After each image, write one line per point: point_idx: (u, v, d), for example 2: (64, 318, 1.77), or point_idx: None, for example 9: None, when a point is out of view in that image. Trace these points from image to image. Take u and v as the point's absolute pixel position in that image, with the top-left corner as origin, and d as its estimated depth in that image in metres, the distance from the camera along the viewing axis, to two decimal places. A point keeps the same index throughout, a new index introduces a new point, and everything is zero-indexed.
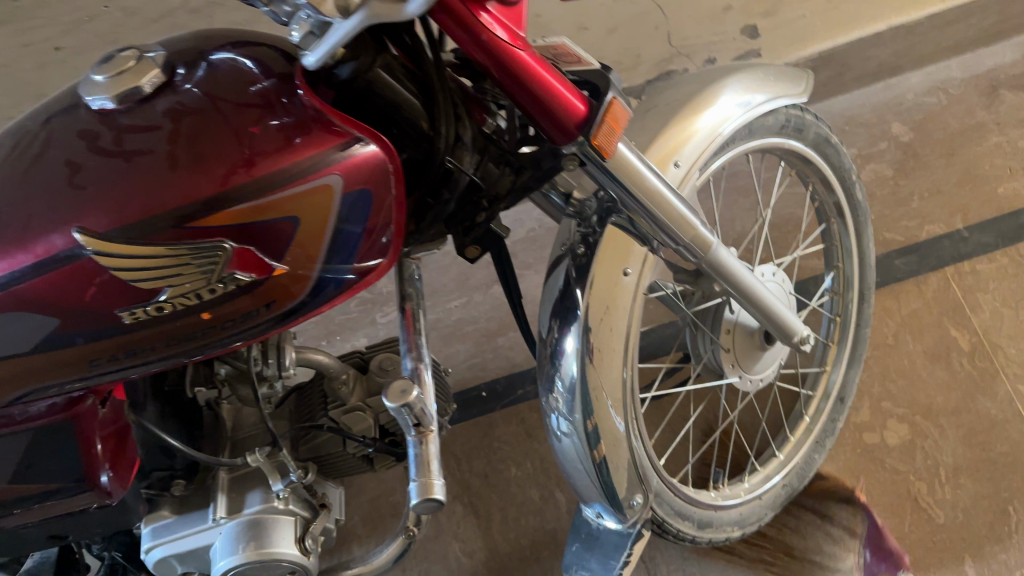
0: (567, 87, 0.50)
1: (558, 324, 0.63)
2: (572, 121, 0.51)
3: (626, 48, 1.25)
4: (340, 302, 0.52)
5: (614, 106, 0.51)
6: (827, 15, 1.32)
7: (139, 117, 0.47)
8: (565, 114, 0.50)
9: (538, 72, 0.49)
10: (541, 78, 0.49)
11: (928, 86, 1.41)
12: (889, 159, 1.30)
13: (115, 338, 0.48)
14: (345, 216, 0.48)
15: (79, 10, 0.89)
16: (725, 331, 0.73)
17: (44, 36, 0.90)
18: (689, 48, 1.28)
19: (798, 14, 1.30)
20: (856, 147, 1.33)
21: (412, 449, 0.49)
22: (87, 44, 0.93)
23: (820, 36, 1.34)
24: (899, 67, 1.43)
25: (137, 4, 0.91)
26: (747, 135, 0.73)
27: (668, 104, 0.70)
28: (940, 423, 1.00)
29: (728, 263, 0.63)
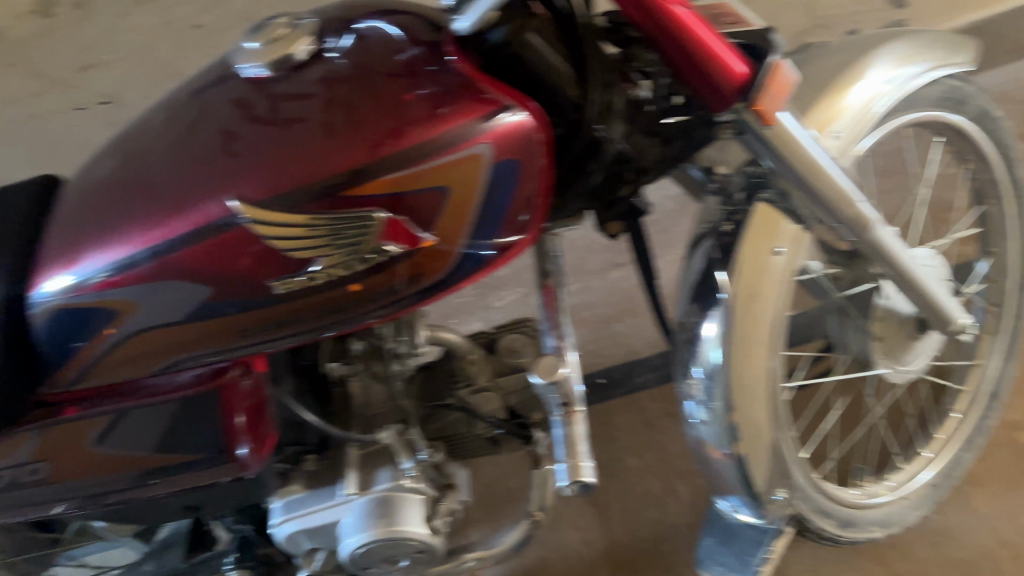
0: (727, 48, 0.47)
1: (698, 308, 0.59)
2: (730, 86, 0.47)
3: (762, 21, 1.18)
4: (479, 279, 0.50)
5: (776, 71, 0.47)
6: None
7: (292, 85, 0.47)
8: (723, 76, 0.47)
9: (696, 32, 0.46)
10: (699, 39, 0.46)
11: None
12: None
13: (265, 309, 0.48)
14: (493, 188, 0.46)
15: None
16: (878, 318, 0.68)
17: (185, 14, 0.93)
18: (827, 19, 1.20)
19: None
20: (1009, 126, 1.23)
21: (559, 430, 0.47)
22: (227, 22, 0.95)
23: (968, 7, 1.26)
24: None
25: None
26: (905, 109, 0.68)
27: (816, 76, 0.66)
28: None
29: (888, 243, 0.59)
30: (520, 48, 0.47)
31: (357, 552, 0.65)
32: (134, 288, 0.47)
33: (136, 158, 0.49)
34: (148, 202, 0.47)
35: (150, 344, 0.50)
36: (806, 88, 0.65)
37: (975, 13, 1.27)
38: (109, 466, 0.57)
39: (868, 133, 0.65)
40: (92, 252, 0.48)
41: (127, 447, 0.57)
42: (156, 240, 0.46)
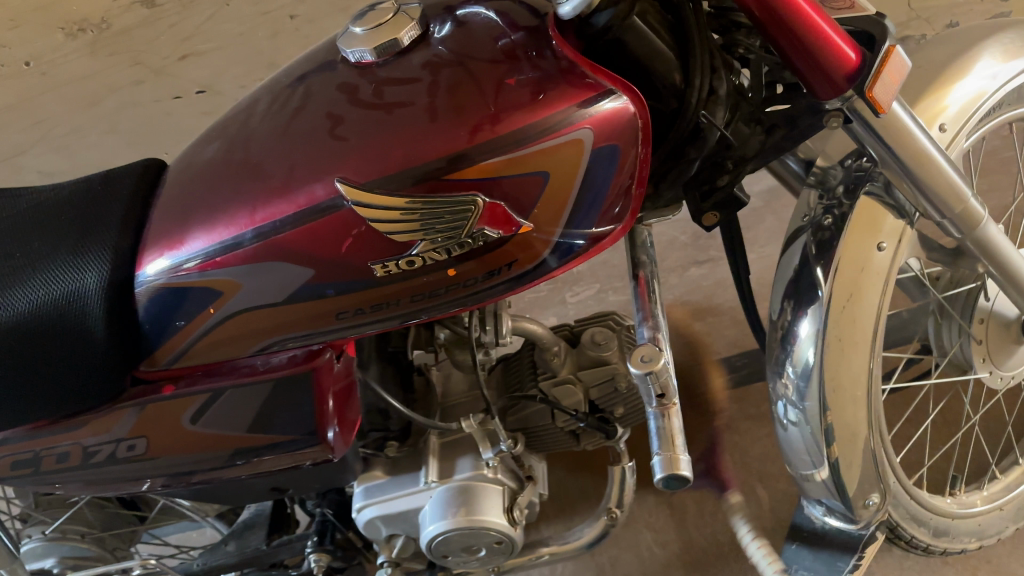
0: (840, 34, 0.46)
1: (791, 306, 0.59)
2: (843, 73, 0.46)
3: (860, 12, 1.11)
4: (572, 268, 0.50)
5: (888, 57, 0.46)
6: None
7: (397, 70, 0.47)
8: (834, 64, 0.46)
9: (810, 16, 0.45)
10: (813, 25, 0.45)
11: None
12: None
13: (362, 292, 0.48)
14: (592, 174, 0.46)
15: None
16: (979, 319, 0.65)
17: (281, 4, 0.93)
18: (929, 10, 1.11)
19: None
20: None
21: (654, 422, 0.46)
22: (321, 12, 0.95)
23: None
24: None
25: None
26: (1014, 101, 0.66)
27: (919, 70, 0.63)
28: None
29: (996, 240, 0.57)
30: (624, 32, 0.46)
31: (436, 541, 0.65)
32: (237, 268, 0.48)
33: (241, 141, 0.50)
34: (253, 183, 0.48)
35: (250, 324, 0.51)
36: (910, 80, 0.63)
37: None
38: (203, 446, 0.58)
39: (972, 131, 0.63)
40: (197, 233, 0.49)
41: (222, 426, 0.58)
42: (260, 221, 0.47)
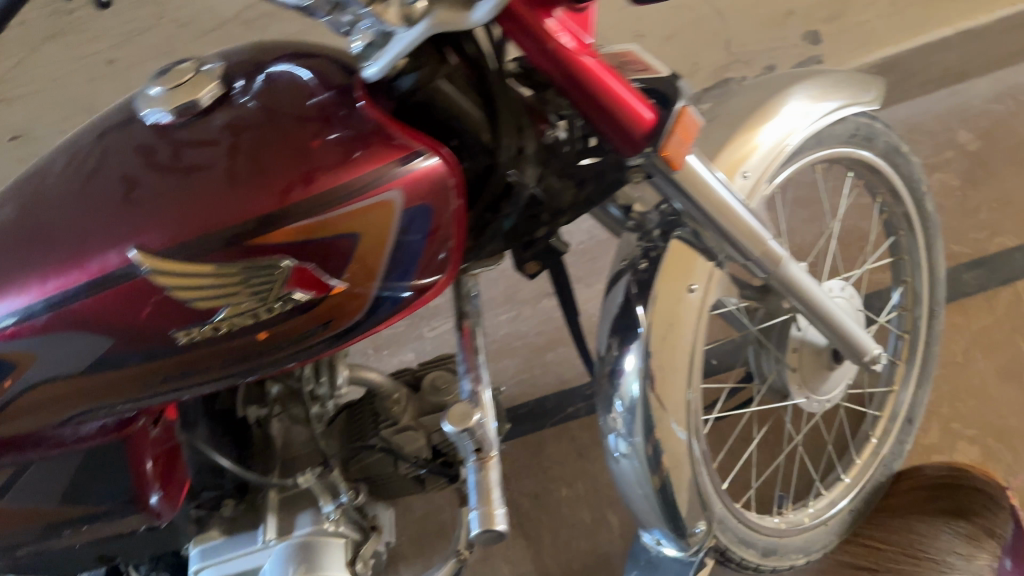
0: (634, 95, 0.49)
1: (618, 342, 0.61)
2: (640, 132, 0.49)
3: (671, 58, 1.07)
4: (398, 320, 0.50)
5: (682, 120, 0.50)
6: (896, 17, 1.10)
7: (197, 131, 0.46)
8: (632, 125, 0.49)
9: (603, 82, 0.48)
10: (609, 88, 0.48)
11: (998, 92, 1.17)
12: (963, 157, 1.08)
13: (169, 359, 0.47)
14: (405, 231, 0.46)
15: (133, 22, 0.89)
16: (793, 348, 0.70)
17: (98, 49, 0.90)
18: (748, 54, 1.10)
19: (862, 18, 1.09)
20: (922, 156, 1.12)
21: (473, 475, 0.47)
22: (140, 57, 0.93)
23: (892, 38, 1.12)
24: (965, 72, 1.19)
25: (188, 16, 0.91)
26: (815, 145, 0.69)
27: (737, 113, 0.67)
28: (1014, 446, 0.85)
29: (798, 278, 0.62)
30: (430, 94, 0.47)
31: None
32: (32, 339, 0.45)
33: (33, 204, 0.47)
34: (45, 249, 0.45)
35: (51, 395, 0.48)
36: (728, 123, 0.67)
37: (922, 36, 1.13)
38: (13, 521, 0.55)
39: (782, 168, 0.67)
40: None
41: (33, 498, 0.55)
42: (52, 291, 0.44)
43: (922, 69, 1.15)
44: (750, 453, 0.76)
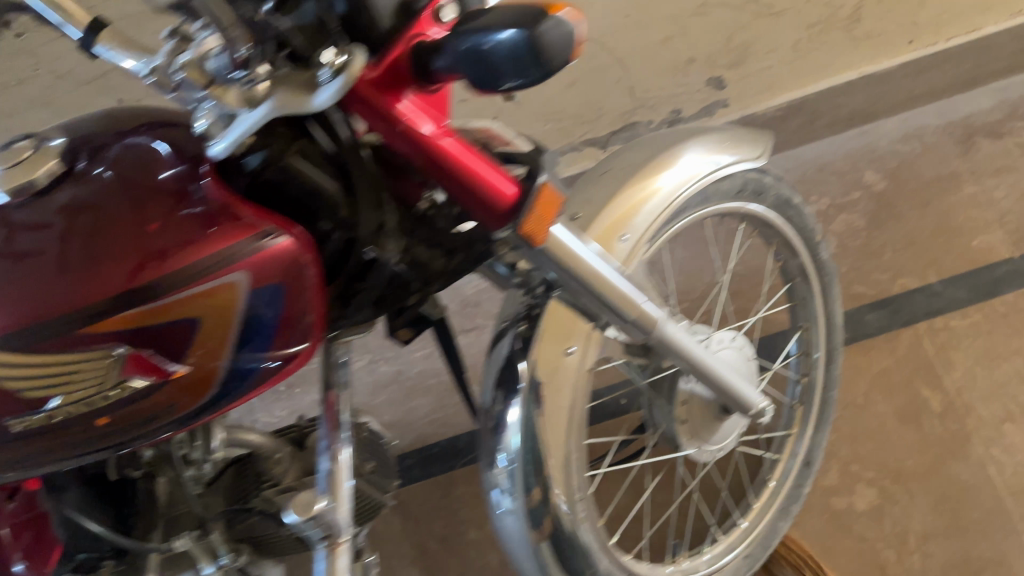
0: (496, 171, 0.50)
1: (502, 396, 0.60)
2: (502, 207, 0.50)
3: (559, 111, 1.06)
4: (263, 391, 0.49)
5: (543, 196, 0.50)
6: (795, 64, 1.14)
7: (37, 213, 0.46)
8: (493, 201, 0.50)
9: (464, 160, 0.48)
10: (467, 167, 0.48)
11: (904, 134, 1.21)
12: (868, 199, 1.12)
13: (8, 445, 0.47)
14: (255, 309, 0.45)
15: (7, 74, 0.88)
16: (680, 402, 0.71)
17: None
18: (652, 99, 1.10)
19: (766, 62, 1.12)
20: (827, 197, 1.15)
21: (321, 561, 0.48)
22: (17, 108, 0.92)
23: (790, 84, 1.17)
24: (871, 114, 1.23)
25: (68, 67, 0.90)
26: (702, 201, 0.70)
27: (621, 170, 0.67)
28: (910, 489, 0.87)
29: (677, 338, 0.63)
30: (281, 170, 0.46)
31: None
32: None
33: None
34: None
35: None
36: (613, 180, 0.66)
37: (829, 76, 1.18)
38: None
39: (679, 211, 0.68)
40: None
41: None
42: None
43: (827, 110, 1.20)
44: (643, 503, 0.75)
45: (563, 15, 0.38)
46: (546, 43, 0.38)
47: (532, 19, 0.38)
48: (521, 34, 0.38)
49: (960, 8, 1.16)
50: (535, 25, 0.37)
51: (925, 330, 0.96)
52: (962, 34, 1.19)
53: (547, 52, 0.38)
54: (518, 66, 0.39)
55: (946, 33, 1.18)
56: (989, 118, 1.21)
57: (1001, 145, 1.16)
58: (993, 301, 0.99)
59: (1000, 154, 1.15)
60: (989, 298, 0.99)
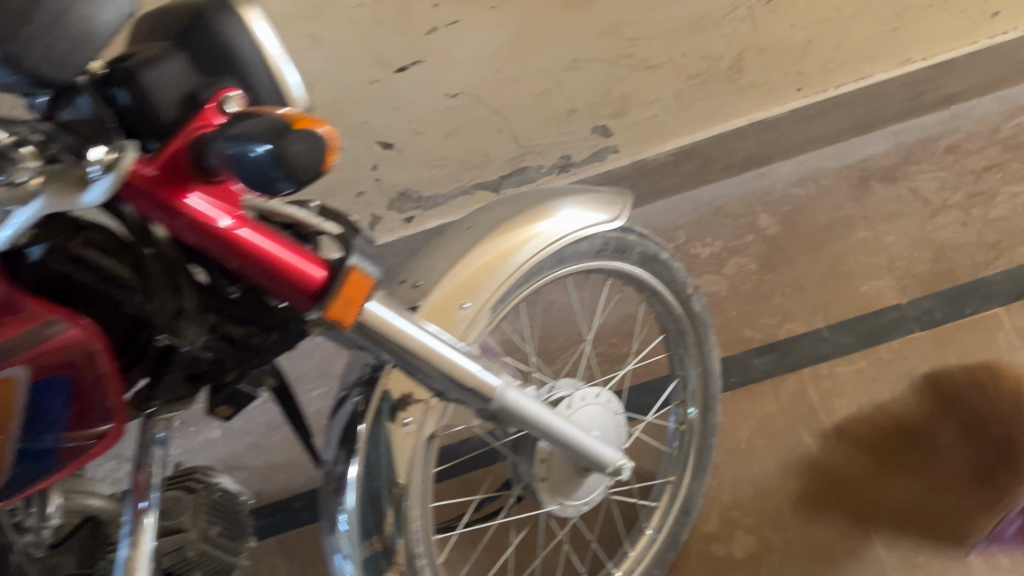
0: (298, 256, 0.46)
1: (343, 455, 0.57)
2: (305, 293, 0.46)
3: (441, 158, 0.86)
4: (64, 475, 0.42)
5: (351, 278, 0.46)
6: (690, 112, 0.90)
7: None
8: (297, 288, 0.46)
9: (260, 250, 0.45)
10: (264, 256, 0.45)
11: (803, 174, 1.04)
12: (762, 241, 1.00)
13: None
14: (39, 401, 0.38)
15: None
16: (540, 460, 0.71)
17: None
18: (539, 147, 0.89)
19: (647, 114, 0.89)
20: (723, 240, 1.01)
21: None
22: None
23: (682, 129, 0.93)
24: (769, 157, 1.03)
25: None
26: (559, 262, 0.69)
27: (467, 237, 0.65)
28: (787, 536, 0.84)
29: (518, 404, 0.62)
30: (65, 261, 0.45)
31: None
32: None
33: None
34: None
35: None
36: (455, 247, 0.64)
37: (715, 125, 0.94)
38: None
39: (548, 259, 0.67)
40: None
41: None
42: None
43: (717, 158, 0.98)
44: (505, 559, 0.74)
45: (315, 130, 0.37)
46: (294, 158, 0.36)
47: (279, 133, 0.36)
48: (268, 148, 0.36)
49: (861, 48, 0.88)
50: (282, 139, 0.36)
51: (808, 376, 0.92)
52: (852, 80, 0.93)
53: (297, 167, 0.36)
54: (263, 179, 0.36)
55: (880, 65, 0.92)
56: (882, 162, 1.02)
57: (892, 194, 0.99)
58: (879, 348, 0.92)
59: (898, 202, 0.99)
60: (876, 345, 0.92)
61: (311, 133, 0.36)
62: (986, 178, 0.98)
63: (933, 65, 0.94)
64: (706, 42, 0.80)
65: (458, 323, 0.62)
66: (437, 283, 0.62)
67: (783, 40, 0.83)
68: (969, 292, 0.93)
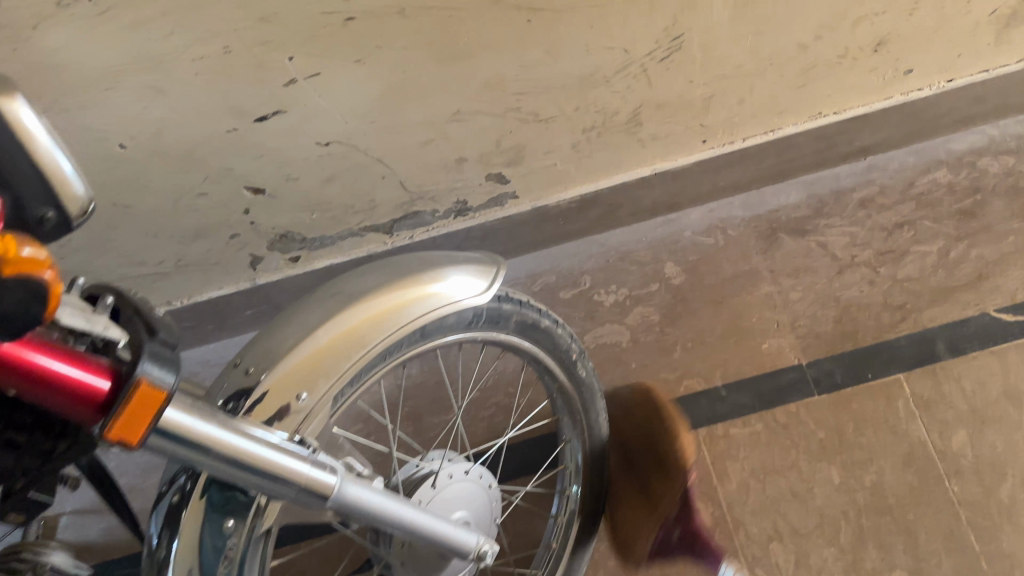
0: (75, 363, 0.33)
1: (167, 536, 0.48)
2: (83, 409, 0.33)
3: (323, 201, 0.81)
4: None
5: (144, 391, 0.34)
6: (596, 159, 0.87)
7: None
8: (72, 404, 0.33)
9: (24, 360, 0.32)
10: (30, 366, 0.32)
11: (713, 221, 1.00)
12: (666, 291, 0.97)
13: None
14: None
15: None
16: (398, 545, 0.66)
17: None
18: (429, 192, 0.85)
19: (544, 163, 0.85)
20: (627, 287, 0.98)
21: None
22: None
23: (583, 177, 0.90)
24: (677, 203, 1.00)
25: None
26: (420, 339, 0.64)
27: (311, 317, 0.59)
28: None
29: (363, 501, 0.52)
30: None
31: None
32: None
33: None
34: None
35: None
36: (294, 328, 0.58)
37: (616, 173, 0.91)
38: None
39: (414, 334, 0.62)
40: None
41: None
42: None
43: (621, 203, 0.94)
44: None
45: (24, 274, 0.29)
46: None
47: None
48: None
49: (767, 102, 0.84)
50: None
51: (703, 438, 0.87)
52: (762, 132, 0.90)
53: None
54: None
55: (789, 119, 0.89)
56: (794, 214, 0.99)
57: (801, 247, 0.97)
58: (777, 411, 0.88)
59: (802, 257, 0.96)
60: (773, 407, 0.89)
61: (34, 281, 0.29)
62: (896, 236, 0.96)
63: (846, 120, 0.90)
64: (600, 96, 0.76)
65: (292, 415, 0.56)
66: (279, 362, 0.56)
67: (683, 95, 0.79)
68: (871, 354, 0.90)
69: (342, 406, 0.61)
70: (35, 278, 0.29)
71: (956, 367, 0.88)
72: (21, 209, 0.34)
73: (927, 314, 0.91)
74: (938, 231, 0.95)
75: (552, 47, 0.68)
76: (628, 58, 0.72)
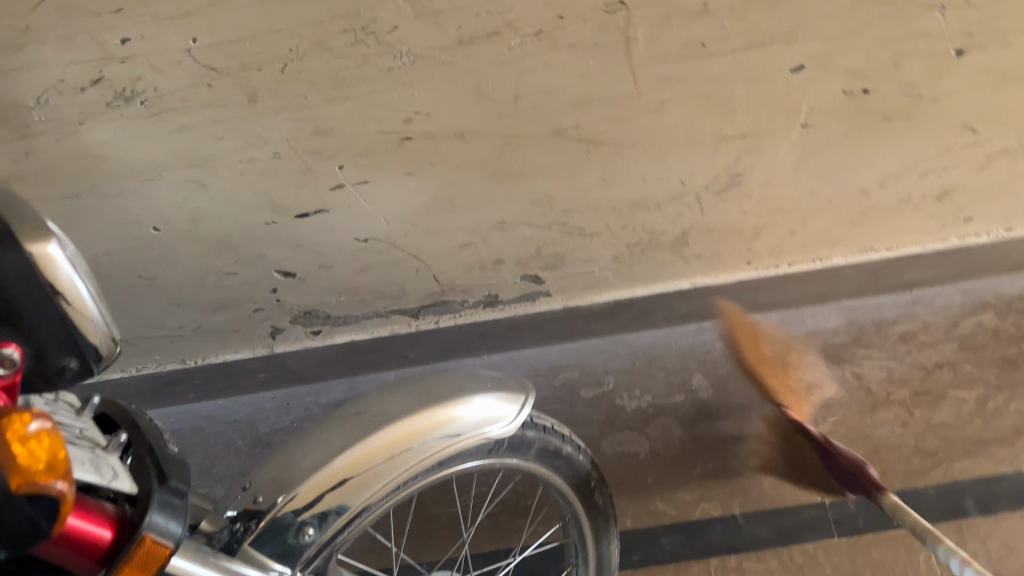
0: (81, 519, 0.34)
1: None
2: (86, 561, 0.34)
3: (352, 287, 0.79)
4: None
5: (152, 544, 0.35)
6: (636, 271, 0.84)
7: None
8: (76, 557, 0.34)
9: None
10: None
11: None
12: (692, 405, 0.93)
13: None
14: None
15: None
16: None
17: None
18: (461, 285, 0.82)
19: (582, 270, 0.82)
20: (651, 394, 0.94)
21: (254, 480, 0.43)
22: None
23: (619, 283, 0.87)
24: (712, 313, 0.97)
25: None
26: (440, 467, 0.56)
27: (327, 439, 0.51)
28: None
29: None
30: None
31: None
32: None
33: None
34: None
35: None
36: (310, 450, 0.51)
37: (655, 283, 0.88)
38: None
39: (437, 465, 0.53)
40: None
41: None
42: None
43: (656, 310, 0.91)
44: None
45: (50, 488, 0.29)
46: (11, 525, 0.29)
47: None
48: None
49: (820, 235, 0.82)
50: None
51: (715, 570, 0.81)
52: (808, 260, 0.87)
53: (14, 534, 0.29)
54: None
55: (839, 251, 0.86)
56: (832, 340, 0.96)
57: (835, 374, 0.93)
58: (795, 549, 0.82)
59: (834, 385, 0.93)
60: (792, 545, 0.82)
61: (52, 497, 0.29)
62: (932, 376, 0.93)
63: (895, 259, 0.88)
64: (649, 219, 0.73)
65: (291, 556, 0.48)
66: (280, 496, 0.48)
67: (733, 222, 0.76)
68: None
69: (349, 535, 0.53)
70: (46, 489, 0.29)
71: (983, 526, 0.80)
72: (43, 357, 0.34)
73: (959, 465, 0.85)
74: (978, 378, 0.92)
75: (609, 172, 0.65)
76: (684, 189, 0.69)
